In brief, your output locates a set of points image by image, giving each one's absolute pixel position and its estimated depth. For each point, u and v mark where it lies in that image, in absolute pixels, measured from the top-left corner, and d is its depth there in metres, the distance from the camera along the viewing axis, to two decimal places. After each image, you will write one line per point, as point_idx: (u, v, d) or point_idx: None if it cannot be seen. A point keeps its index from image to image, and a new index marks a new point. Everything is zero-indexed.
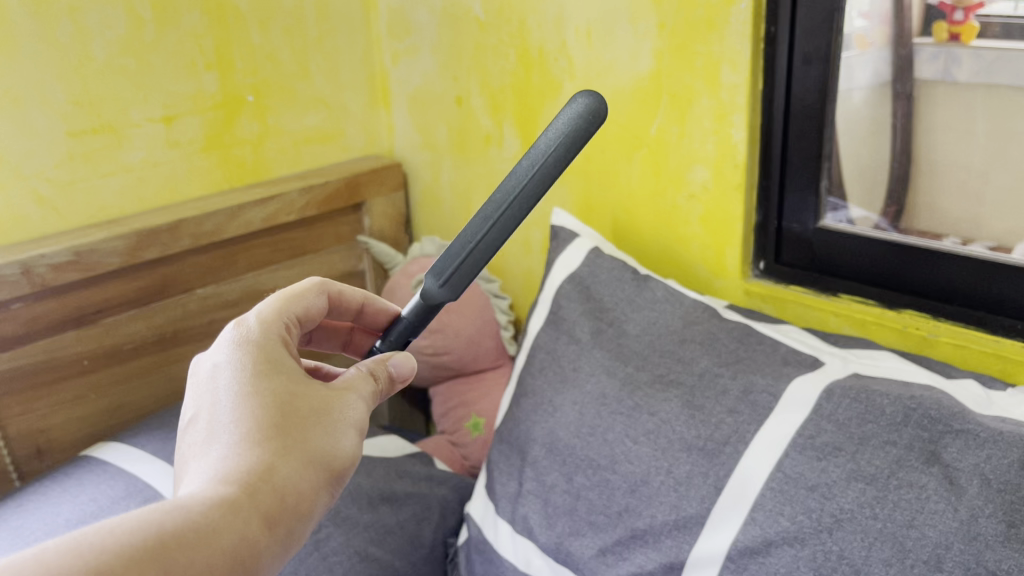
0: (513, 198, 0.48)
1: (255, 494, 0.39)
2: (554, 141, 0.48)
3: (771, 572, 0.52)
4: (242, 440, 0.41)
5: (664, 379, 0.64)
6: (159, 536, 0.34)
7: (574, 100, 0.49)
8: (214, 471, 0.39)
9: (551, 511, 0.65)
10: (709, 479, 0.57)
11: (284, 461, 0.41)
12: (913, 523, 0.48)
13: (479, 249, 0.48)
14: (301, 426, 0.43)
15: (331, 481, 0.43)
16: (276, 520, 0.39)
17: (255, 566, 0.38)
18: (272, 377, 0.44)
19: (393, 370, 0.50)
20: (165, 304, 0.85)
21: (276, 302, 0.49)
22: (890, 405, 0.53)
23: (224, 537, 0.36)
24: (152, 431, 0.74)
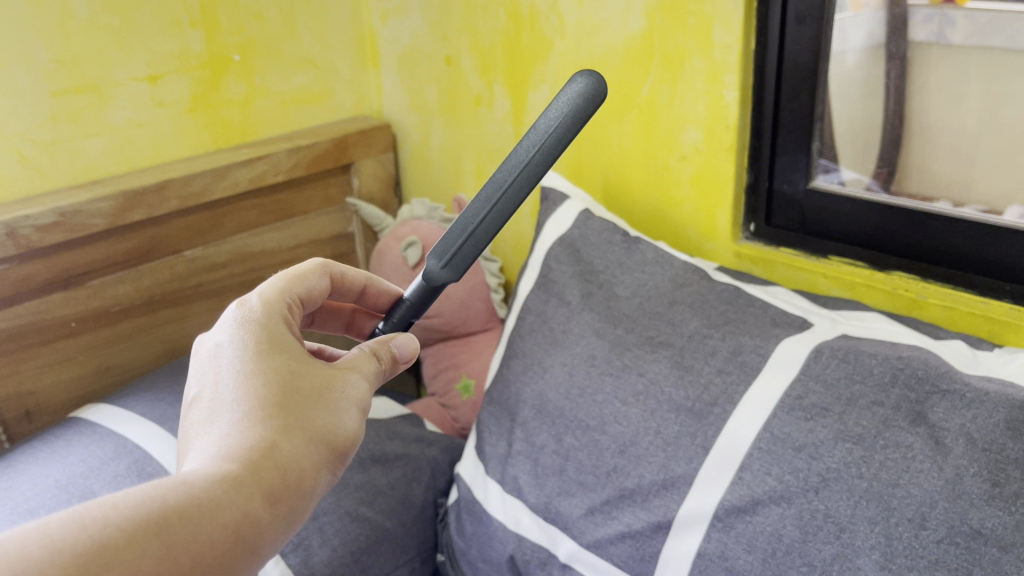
0: (512, 181, 0.47)
1: (257, 471, 0.39)
2: (554, 121, 0.47)
3: (758, 530, 0.52)
4: (244, 418, 0.40)
5: (654, 341, 0.64)
6: (160, 512, 0.34)
7: (575, 81, 0.48)
8: (216, 449, 0.39)
9: (540, 471, 0.65)
10: (697, 439, 0.57)
11: (287, 439, 0.41)
12: (898, 482, 0.49)
13: (479, 230, 0.48)
14: (304, 404, 0.42)
15: (333, 459, 0.43)
16: (279, 497, 0.39)
17: (258, 542, 0.38)
18: (275, 356, 0.43)
19: (396, 351, 0.50)
20: (153, 266, 0.85)
21: (279, 280, 0.48)
22: (878, 366, 0.53)
23: (226, 514, 0.36)
24: (141, 393, 0.74)
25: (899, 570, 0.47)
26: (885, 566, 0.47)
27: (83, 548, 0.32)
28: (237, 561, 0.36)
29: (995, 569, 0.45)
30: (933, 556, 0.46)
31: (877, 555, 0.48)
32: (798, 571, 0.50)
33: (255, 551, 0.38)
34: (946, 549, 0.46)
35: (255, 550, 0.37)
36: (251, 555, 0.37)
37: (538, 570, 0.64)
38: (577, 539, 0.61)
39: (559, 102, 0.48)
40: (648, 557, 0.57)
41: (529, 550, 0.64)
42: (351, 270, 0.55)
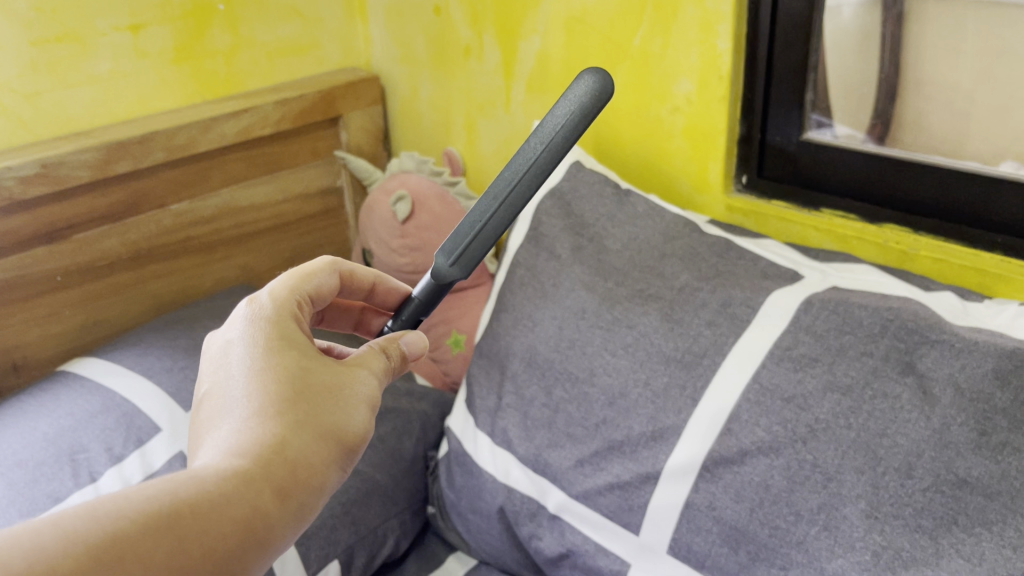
0: (518, 181, 0.45)
1: (268, 466, 0.36)
2: (564, 118, 0.45)
3: (746, 480, 0.53)
4: (254, 413, 0.38)
5: (644, 294, 0.63)
6: (168, 507, 0.32)
7: (582, 79, 0.45)
8: (224, 445, 0.37)
9: (530, 423, 0.65)
10: (686, 391, 0.57)
11: (298, 433, 0.38)
12: (886, 432, 0.49)
13: (485, 230, 0.46)
14: (314, 398, 0.40)
15: (345, 455, 0.40)
16: (290, 494, 0.37)
17: (267, 539, 0.35)
18: (286, 351, 0.41)
19: (405, 348, 0.48)
20: (139, 220, 0.84)
21: (290, 276, 0.47)
22: (868, 316, 0.53)
23: (235, 508, 0.34)
24: (129, 347, 0.73)
25: (885, 519, 0.47)
26: (870, 515, 0.48)
27: (94, 539, 0.30)
28: (246, 558, 0.34)
29: (981, 518, 0.45)
30: (918, 504, 0.47)
31: (863, 503, 0.48)
32: (785, 520, 0.51)
33: (265, 549, 0.35)
34: (931, 497, 0.47)
35: (265, 548, 0.35)
36: (261, 553, 0.35)
37: (528, 521, 0.64)
38: (566, 490, 0.61)
39: (571, 98, 0.45)
40: (636, 508, 0.57)
41: (519, 502, 0.65)
42: (360, 267, 0.53)
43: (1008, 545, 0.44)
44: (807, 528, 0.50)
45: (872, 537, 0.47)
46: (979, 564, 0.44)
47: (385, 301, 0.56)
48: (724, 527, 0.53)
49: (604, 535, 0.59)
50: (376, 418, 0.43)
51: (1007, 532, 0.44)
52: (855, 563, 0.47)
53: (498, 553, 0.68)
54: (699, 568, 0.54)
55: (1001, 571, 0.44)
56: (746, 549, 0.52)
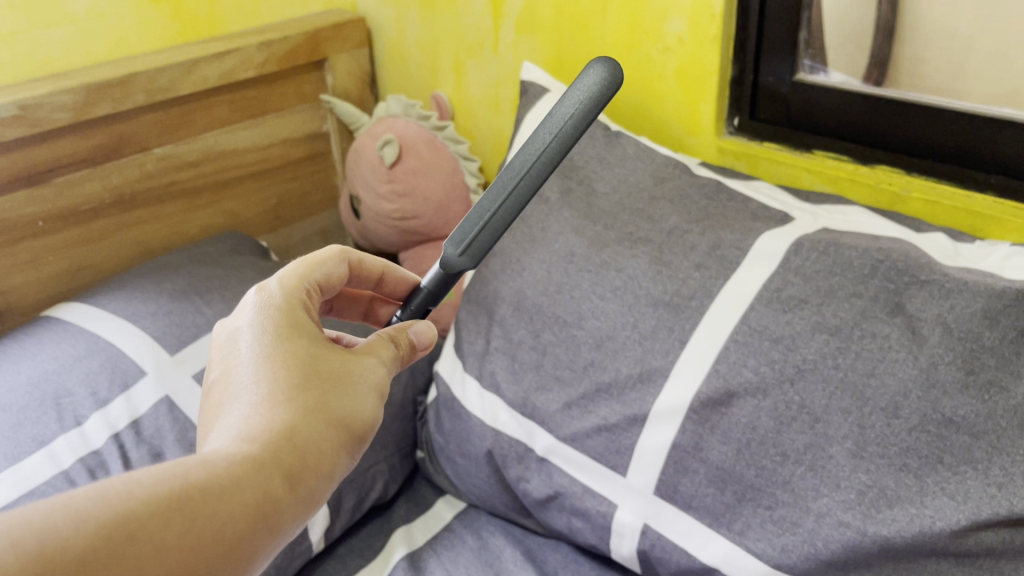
0: (527, 171, 0.44)
1: (278, 452, 0.37)
2: (576, 106, 0.44)
3: (733, 422, 0.53)
4: (264, 398, 0.38)
5: (632, 237, 0.63)
6: (183, 488, 0.32)
7: (591, 68, 0.45)
8: (235, 431, 0.37)
9: (518, 367, 0.65)
10: (674, 333, 0.57)
11: (308, 419, 0.39)
12: (874, 373, 0.49)
13: (494, 221, 0.45)
14: (324, 386, 0.40)
15: (352, 444, 0.41)
16: (300, 480, 0.37)
17: (278, 524, 0.36)
18: (295, 338, 0.41)
19: (413, 339, 0.48)
20: (121, 164, 0.83)
21: (296, 263, 0.47)
22: (858, 257, 0.53)
23: (248, 491, 0.34)
24: (114, 292, 0.72)
25: (870, 458, 0.48)
26: (857, 454, 0.48)
27: (107, 516, 0.30)
28: (257, 540, 0.34)
29: (966, 457, 0.45)
30: (904, 444, 0.47)
31: (849, 443, 0.48)
32: (771, 460, 0.51)
33: (275, 533, 0.36)
34: (918, 437, 0.47)
35: (274, 532, 0.35)
36: (271, 537, 0.35)
37: (516, 464, 0.64)
38: (553, 433, 0.61)
39: (581, 87, 0.45)
40: (624, 450, 0.58)
41: (507, 445, 0.65)
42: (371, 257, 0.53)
43: (992, 483, 0.44)
44: (792, 468, 0.50)
45: (858, 476, 0.48)
46: (964, 502, 0.45)
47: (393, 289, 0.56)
48: (710, 468, 0.53)
49: (592, 477, 0.60)
50: (381, 408, 0.43)
51: (992, 470, 0.44)
52: (840, 501, 0.48)
53: (487, 496, 0.69)
54: (685, 508, 0.55)
55: (984, 509, 0.44)
56: (732, 489, 0.53)
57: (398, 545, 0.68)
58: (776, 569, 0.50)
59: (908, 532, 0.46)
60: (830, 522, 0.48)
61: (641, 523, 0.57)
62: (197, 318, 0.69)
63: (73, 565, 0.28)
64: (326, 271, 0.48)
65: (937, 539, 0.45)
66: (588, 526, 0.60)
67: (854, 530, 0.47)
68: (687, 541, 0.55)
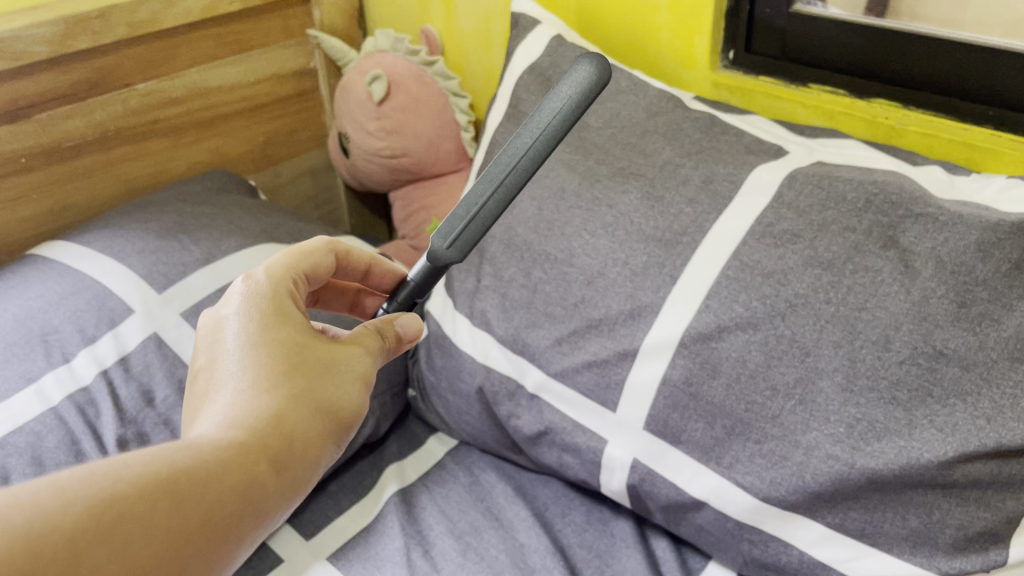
0: (514, 166, 0.45)
1: (262, 439, 0.37)
2: (566, 103, 0.45)
3: (724, 357, 0.52)
4: (251, 385, 0.39)
5: (625, 172, 0.62)
6: (166, 474, 0.33)
7: (578, 67, 0.46)
8: (221, 417, 0.38)
9: (508, 304, 0.64)
10: (666, 269, 0.56)
11: (293, 407, 0.39)
12: (865, 306, 0.48)
13: (481, 214, 0.46)
14: (311, 373, 0.41)
15: (336, 432, 0.41)
16: (282, 466, 0.38)
17: (257, 510, 0.37)
18: (284, 325, 0.42)
19: (400, 331, 0.48)
20: (104, 100, 0.81)
21: (287, 250, 0.46)
22: (852, 191, 0.52)
23: (230, 479, 0.35)
24: (100, 230, 0.71)
25: (860, 391, 0.48)
26: (847, 388, 0.48)
27: (93, 500, 0.31)
28: (238, 526, 0.35)
29: (955, 389, 0.45)
30: (894, 377, 0.47)
31: (840, 377, 0.48)
32: (761, 395, 0.51)
33: (255, 519, 0.36)
34: (908, 370, 0.47)
35: (257, 518, 0.36)
36: (252, 522, 0.36)
37: (507, 401, 0.64)
38: (544, 370, 0.61)
39: (571, 83, 0.46)
40: (614, 385, 0.57)
41: (498, 382, 0.65)
42: (357, 249, 0.53)
43: (981, 415, 0.44)
44: (783, 402, 0.50)
45: (847, 409, 0.48)
46: (952, 434, 0.45)
47: (381, 279, 0.56)
48: (700, 403, 0.53)
49: (582, 413, 0.60)
50: (368, 397, 0.44)
51: (981, 403, 0.45)
52: (828, 435, 0.48)
53: (478, 434, 0.69)
54: (674, 442, 0.55)
55: (972, 441, 0.44)
56: (722, 424, 0.53)
57: (390, 482, 0.69)
58: (762, 501, 0.52)
59: (896, 464, 0.46)
60: (819, 455, 0.49)
61: (631, 458, 0.57)
62: (183, 256, 0.68)
63: (60, 545, 0.29)
64: (314, 260, 0.48)
65: (925, 471, 0.45)
66: (578, 461, 0.61)
67: (842, 462, 0.48)
68: (677, 475, 0.55)
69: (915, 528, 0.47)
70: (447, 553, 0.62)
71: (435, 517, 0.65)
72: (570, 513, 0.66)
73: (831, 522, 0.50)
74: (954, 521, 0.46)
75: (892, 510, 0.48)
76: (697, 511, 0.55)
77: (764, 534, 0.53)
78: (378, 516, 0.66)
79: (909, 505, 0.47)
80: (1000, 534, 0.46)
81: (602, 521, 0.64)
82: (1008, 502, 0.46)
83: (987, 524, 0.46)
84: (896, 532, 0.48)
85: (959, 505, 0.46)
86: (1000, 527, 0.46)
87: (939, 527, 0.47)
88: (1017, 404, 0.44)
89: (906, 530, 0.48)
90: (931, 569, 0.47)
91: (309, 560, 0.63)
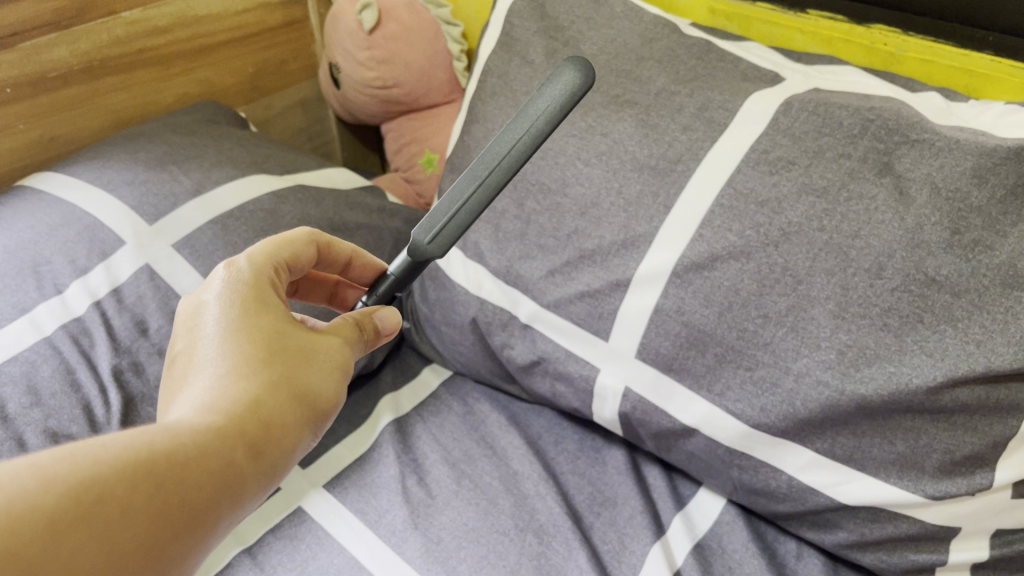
0: (498, 163, 0.46)
1: (243, 423, 0.37)
2: (553, 105, 0.47)
3: (716, 286, 0.52)
4: (230, 371, 0.38)
5: (619, 100, 0.61)
6: (149, 455, 0.32)
7: (563, 69, 0.47)
8: (200, 403, 0.37)
9: (501, 236, 0.64)
10: (659, 198, 0.56)
11: (272, 392, 0.39)
12: (859, 234, 0.48)
13: (464, 209, 0.46)
14: (289, 360, 0.41)
15: (314, 420, 0.41)
16: (262, 452, 0.37)
17: (240, 495, 0.36)
18: (262, 313, 0.41)
19: (378, 323, 0.49)
20: (89, 29, 0.79)
21: (263, 241, 0.46)
22: (848, 117, 0.51)
23: (213, 461, 0.34)
24: (89, 162, 0.70)
25: (851, 319, 0.48)
26: (838, 315, 0.48)
27: (76, 480, 0.30)
28: (221, 510, 0.34)
29: (946, 315, 0.45)
30: (886, 304, 0.47)
31: (831, 305, 0.48)
32: (753, 323, 0.51)
33: (237, 504, 0.36)
34: (900, 297, 0.47)
35: (239, 503, 0.35)
36: (234, 506, 0.35)
37: (500, 332, 0.65)
38: (537, 301, 0.61)
39: (555, 89, 0.47)
40: (606, 315, 0.58)
41: (491, 314, 0.65)
42: (337, 241, 0.52)
43: (971, 341, 0.45)
44: (774, 329, 0.50)
45: (838, 336, 0.48)
46: (942, 359, 0.45)
47: (362, 274, 0.56)
48: (691, 332, 0.54)
49: (575, 343, 0.60)
50: (345, 389, 0.44)
51: (971, 329, 0.45)
52: (819, 362, 0.49)
53: (473, 364, 0.70)
54: (665, 371, 0.56)
55: (962, 366, 0.44)
56: (713, 352, 0.53)
57: (385, 412, 0.69)
58: (753, 428, 0.52)
59: (885, 389, 0.47)
60: (809, 382, 0.49)
61: (623, 387, 0.58)
62: (173, 187, 0.67)
63: (42, 523, 0.28)
64: (293, 250, 0.48)
65: (913, 396, 0.46)
66: (570, 390, 0.62)
67: (832, 388, 0.48)
68: (668, 403, 0.56)
69: (902, 453, 0.48)
70: (442, 482, 0.63)
71: (430, 446, 0.66)
72: (563, 442, 0.67)
73: (819, 447, 0.51)
74: (940, 445, 0.47)
75: (878, 435, 0.49)
76: (688, 438, 0.56)
77: (753, 460, 0.54)
78: (373, 445, 0.67)
79: (897, 430, 0.48)
80: (987, 458, 0.47)
81: (595, 448, 0.66)
82: (994, 428, 0.46)
83: (973, 449, 0.47)
84: (882, 457, 0.49)
85: (946, 429, 0.47)
86: (986, 451, 0.46)
87: (926, 451, 0.48)
88: (1008, 330, 0.44)
89: (893, 455, 0.49)
90: (917, 492, 0.48)
91: (307, 489, 0.63)
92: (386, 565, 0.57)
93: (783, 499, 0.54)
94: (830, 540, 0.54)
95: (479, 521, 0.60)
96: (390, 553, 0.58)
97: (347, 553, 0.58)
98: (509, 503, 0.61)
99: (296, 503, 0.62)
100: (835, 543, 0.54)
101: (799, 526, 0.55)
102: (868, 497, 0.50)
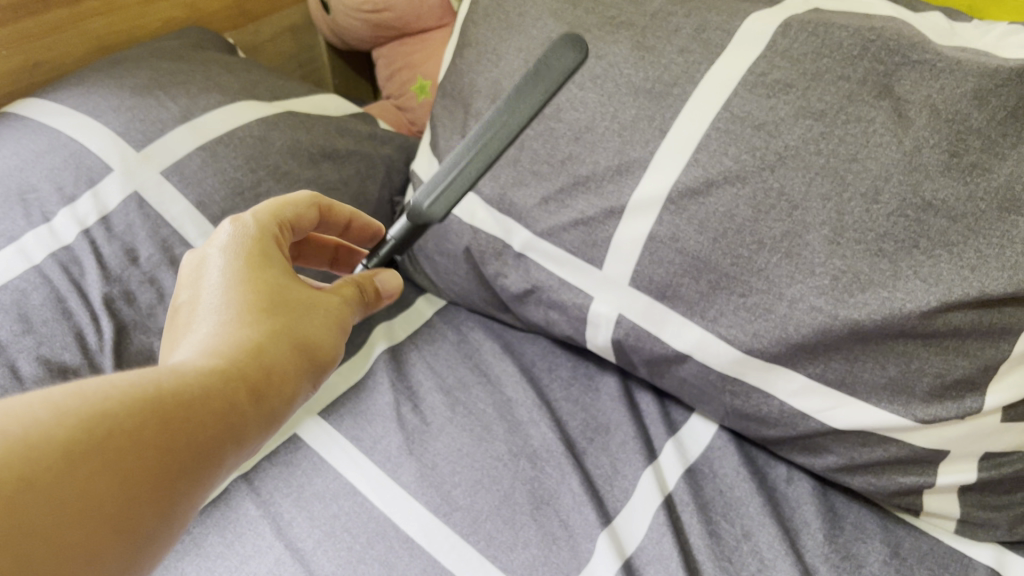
0: (496, 131, 0.49)
1: (245, 368, 0.37)
2: (551, 82, 0.50)
3: (711, 212, 0.52)
4: (232, 320, 0.39)
5: (615, 22, 0.59)
6: (156, 396, 0.33)
7: (563, 49, 0.51)
8: (204, 347, 0.38)
9: (495, 163, 0.63)
10: (655, 123, 0.55)
11: (273, 343, 0.39)
12: (856, 158, 0.47)
13: (462, 174, 0.49)
14: (290, 314, 0.41)
15: (312, 369, 0.42)
16: (264, 397, 0.38)
17: (242, 439, 0.36)
18: (265, 267, 0.42)
19: (380, 286, 0.50)
20: None
21: (269, 199, 0.47)
22: (849, 38, 0.50)
23: (216, 406, 0.35)
24: (73, 87, 0.69)
25: (846, 244, 0.47)
26: (833, 241, 0.48)
27: (86, 415, 0.30)
28: (224, 451, 0.35)
29: (942, 240, 0.45)
30: (882, 229, 0.46)
31: (827, 231, 0.48)
32: (747, 249, 0.51)
33: (238, 447, 0.36)
34: (896, 222, 0.46)
35: (240, 445, 0.36)
36: (236, 448, 0.36)
37: (493, 261, 0.64)
38: (531, 229, 0.61)
39: (556, 67, 0.51)
40: (600, 243, 0.57)
41: (484, 243, 0.64)
42: (337, 203, 0.52)
43: (966, 266, 0.44)
44: (768, 255, 0.50)
45: (833, 262, 0.48)
46: (937, 284, 0.45)
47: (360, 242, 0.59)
48: (685, 259, 0.53)
49: (568, 271, 0.60)
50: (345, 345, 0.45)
51: (967, 254, 0.44)
52: (813, 287, 0.49)
53: (466, 294, 0.70)
54: (658, 298, 0.56)
55: (955, 290, 0.44)
56: (707, 279, 0.53)
57: (379, 341, 0.70)
58: (746, 354, 0.52)
59: (878, 314, 0.46)
60: (803, 307, 0.49)
61: (616, 314, 0.58)
62: (160, 113, 0.66)
63: (52, 456, 0.29)
64: (299, 209, 0.48)
65: (906, 321, 0.46)
66: (564, 318, 0.62)
67: (825, 314, 0.48)
68: (661, 330, 0.56)
69: (893, 378, 0.48)
70: (436, 409, 0.64)
71: (425, 374, 0.67)
72: (556, 370, 0.67)
73: (811, 373, 0.51)
74: (931, 369, 0.47)
75: (870, 360, 0.49)
76: (681, 365, 0.57)
77: (746, 386, 0.54)
78: (368, 374, 0.67)
79: (889, 354, 0.48)
80: (978, 382, 0.47)
81: (589, 376, 0.66)
82: (986, 352, 0.46)
83: (964, 373, 0.47)
84: (873, 382, 0.49)
85: (938, 353, 0.47)
86: (977, 375, 0.47)
87: (917, 375, 0.48)
88: (1004, 255, 0.43)
89: (884, 379, 0.49)
90: (907, 416, 0.49)
91: (302, 416, 0.64)
92: (380, 489, 0.58)
93: (774, 424, 0.55)
94: (819, 464, 0.55)
95: (473, 448, 0.61)
96: (384, 477, 0.59)
97: (343, 477, 0.59)
98: (503, 429, 0.62)
99: (291, 431, 0.63)
100: (825, 467, 0.55)
101: (790, 451, 0.56)
102: (858, 421, 0.50)
